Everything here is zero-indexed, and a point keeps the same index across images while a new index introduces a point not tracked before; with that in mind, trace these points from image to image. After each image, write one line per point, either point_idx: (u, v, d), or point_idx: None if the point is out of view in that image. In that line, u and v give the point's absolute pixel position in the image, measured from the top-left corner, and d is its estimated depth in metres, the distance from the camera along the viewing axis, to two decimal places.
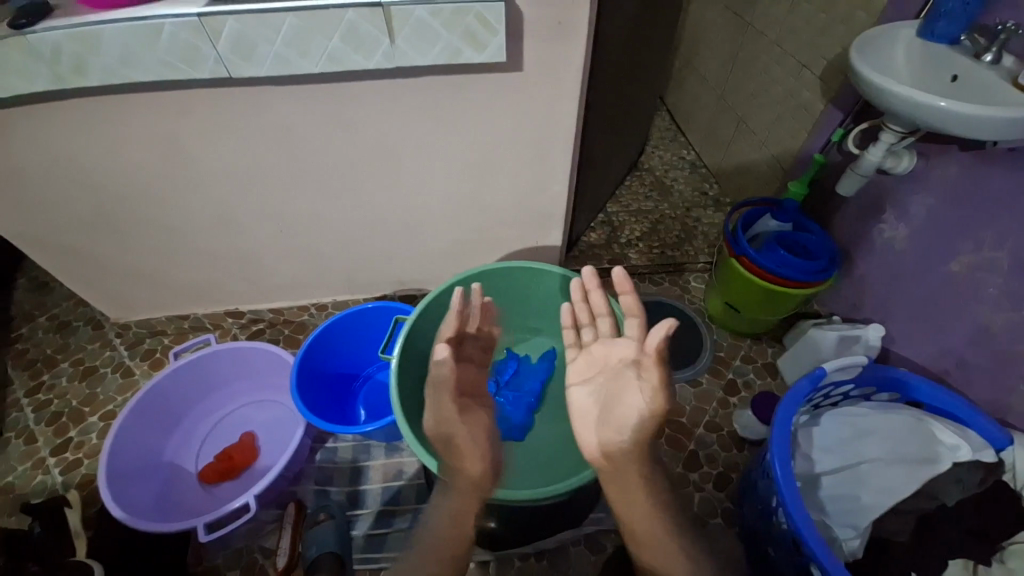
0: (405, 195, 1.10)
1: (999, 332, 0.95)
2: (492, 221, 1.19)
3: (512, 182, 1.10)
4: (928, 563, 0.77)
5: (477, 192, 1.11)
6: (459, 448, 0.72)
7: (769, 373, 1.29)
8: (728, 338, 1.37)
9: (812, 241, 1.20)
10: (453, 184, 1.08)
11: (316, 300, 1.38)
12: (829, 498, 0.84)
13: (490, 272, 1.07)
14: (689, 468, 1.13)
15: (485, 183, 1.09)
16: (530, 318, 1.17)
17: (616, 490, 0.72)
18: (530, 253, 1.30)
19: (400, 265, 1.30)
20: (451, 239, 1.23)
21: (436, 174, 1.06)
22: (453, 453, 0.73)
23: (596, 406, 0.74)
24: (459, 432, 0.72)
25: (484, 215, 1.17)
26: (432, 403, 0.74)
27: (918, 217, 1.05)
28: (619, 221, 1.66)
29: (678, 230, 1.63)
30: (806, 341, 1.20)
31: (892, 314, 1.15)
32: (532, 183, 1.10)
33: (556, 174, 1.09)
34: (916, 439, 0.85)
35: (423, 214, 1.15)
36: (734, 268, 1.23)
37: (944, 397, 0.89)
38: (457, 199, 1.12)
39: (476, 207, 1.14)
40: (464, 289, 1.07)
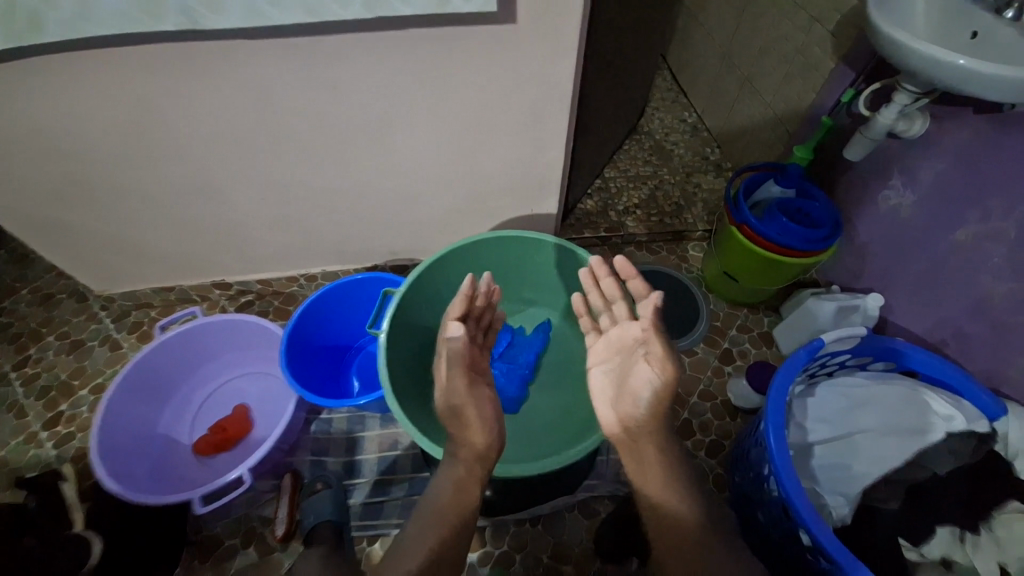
0: (394, 160, 1.05)
1: (999, 303, 0.94)
2: (485, 188, 1.15)
3: (506, 148, 1.05)
4: (917, 530, 0.77)
5: (470, 156, 1.06)
6: (467, 420, 0.78)
7: (765, 342, 1.30)
8: (723, 306, 1.37)
9: (815, 209, 1.17)
10: (445, 149, 1.03)
11: (305, 271, 1.35)
12: (822, 468, 0.82)
13: (482, 242, 1.04)
14: (683, 436, 1.15)
15: (477, 147, 1.04)
16: (526, 289, 1.15)
17: (631, 461, 0.75)
18: (525, 222, 1.27)
19: (391, 235, 1.27)
20: (441, 207, 1.19)
21: (425, 137, 1.00)
22: (460, 427, 0.78)
23: (612, 384, 0.79)
24: (467, 405, 0.78)
25: (477, 180, 1.12)
26: (444, 376, 0.80)
27: (925, 183, 1.02)
28: (617, 187, 1.62)
29: (677, 196, 1.59)
30: (802, 311, 1.19)
31: (891, 282, 1.14)
32: (527, 146, 1.05)
33: (551, 139, 1.05)
34: (911, 410, 0.84)
35: (412, 180, 1.10)
36: (735, 235, 1.20)
37: (946, 369, 0.87)
38: (448, 164, 1.07)
39: (467, 173, 1.10)
40: (456, 260, 1.04)
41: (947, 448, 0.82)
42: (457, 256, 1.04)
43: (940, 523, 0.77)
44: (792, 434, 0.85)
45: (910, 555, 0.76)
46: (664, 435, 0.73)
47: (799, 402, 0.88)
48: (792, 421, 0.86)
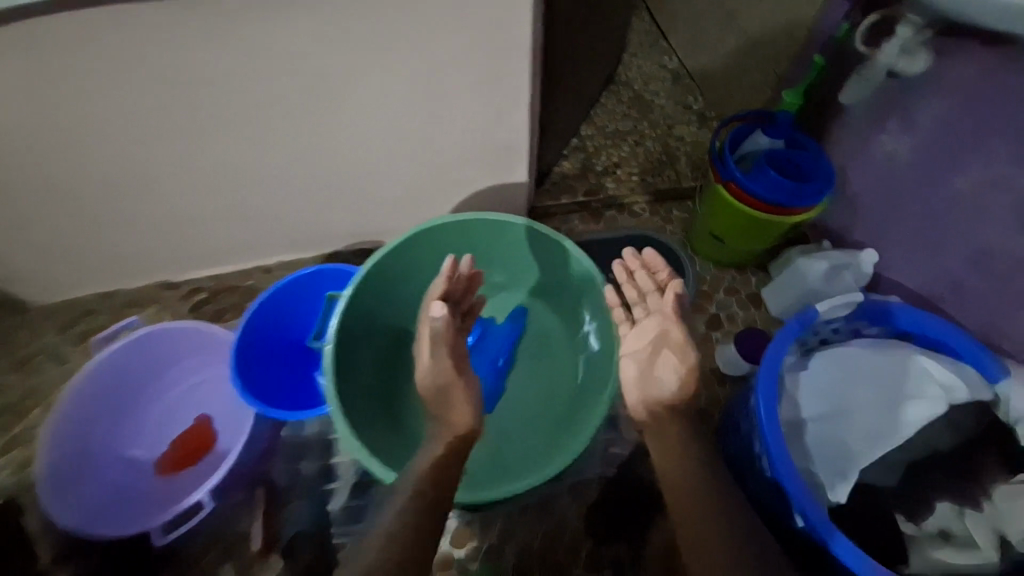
0: (339, 133, 0.93)
1: (1000, 255, 0.88)
2: (445, 160, 1.03)
3: (465, 112, 0.94)
4: (918, 507, 0.75)
5: (425, 124, 0.94)
6: (452, 399, 0.81)
7: (753, 304, 1.23)
8: (711, 269, 1.30)
9: (806, 160, 1.08)
10: (396, 117, 0.92)
11: (261, 263, 1.24)
12: (816, 444, 0.78)
13: (440, 228, 0.94)
14: None
15: (432, 113, 0.92)
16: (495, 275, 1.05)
17: (657, 443, 0.82)
18: (494, 193, 1.16)
19: (348, 218, 1.15)
20: (399, 184, 1.07)
21: (372, 105, 0.89)
22: (445, 406, 0.81)
23: (641, 371, 0.87)
24: (453, 384, 0.82)
25: (436, 152, 1.01)
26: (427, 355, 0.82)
27: (924, 127, 0.93)
28: (594, 145, 1.50)
29: (659, 152, 1.48)
30: (792, 270, 1.13)
31: (884, 236, 1.07)
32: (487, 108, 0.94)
33: (513, 98, 0.94)
34: (908, 380, 0.80)
35: (362, 155, 0.98)
36: (719, 195, 1.12)
37: (947, 332, 0.83)
38: (401, 135, 0.95)
39: (423, 145, 0.99)
40: (414, 250, 0.95)
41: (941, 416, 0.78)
42: (414, 247, 0.94)
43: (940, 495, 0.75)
44: (784, 407, 0.80)
45: (907, 528, 0.74)
46: (688, 417, 0.83)
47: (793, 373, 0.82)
48: (784, 395, 0.81)
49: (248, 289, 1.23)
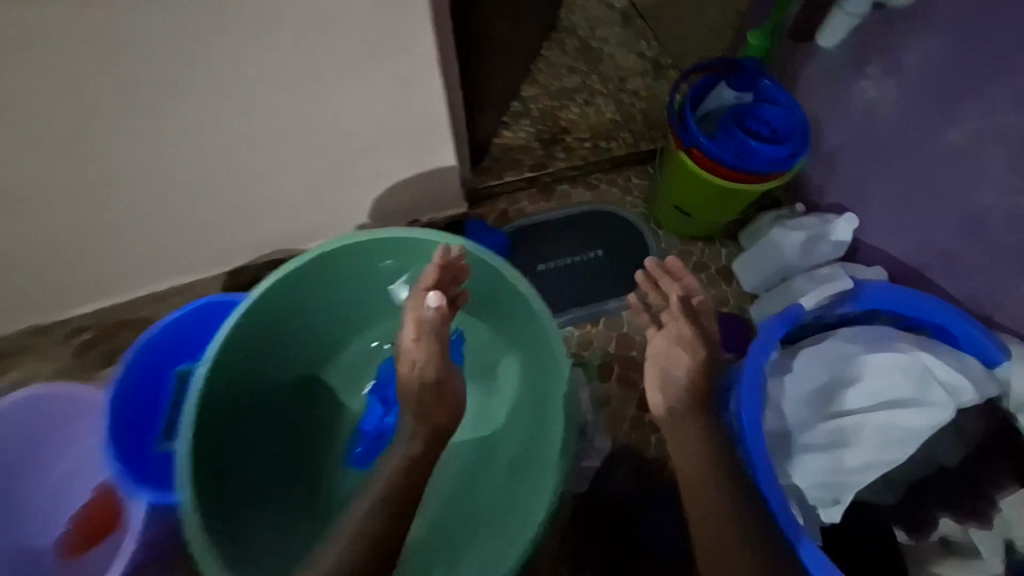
0: (213, 123, 0.74)
1: (997, 217, 0.78)
2: (359, 142, 0.85)
3: (373, 80, 0.76)
4: (920, 518, 0.73)
5: (324, 100, 0.76)
6: (445, 393, 0.77)
7: (724, 279, 1.12)
8: (677, 244, 1.17)
9: (777, 116, 0.93)
10: (284, 95, 0.73)
11: (153, 290, 1.03)
12: (810, 466, 0.70)
13: (332, 251, 0.76)
14: (644, 410, 1.02)
15: (331, 85, 0.74)
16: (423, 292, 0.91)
17: (676, 440, 0.75)
18: (426, 177, 0.99)
19: (251, 227, 0.95)
20: (307, 178, 0.89)
21: (248, 84, 0.69)
22: (433, 399, 0.76)
23: (660, 374, 0.78)
24: (444, 378, 0.77)
25: (345, 134, 0.83)
26: (414, 347, 0.76)
27: (912, 69, 0.81)
28: (539, 108, 1.31)
29: (613, 111, 1.30)
30: (767, 243, 1.01)
31: (864, 198, 0.95)
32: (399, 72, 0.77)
33: (429, 59, 0.77)
34: (909, 381, 0.71)
35: (252, 146, 0.79)
36: (682, 164, 0.97)
37: (949, 315, 0.76)
38: (296, 116, 0.77)
39: (327, 126, 0.81)
40: (304, 280, 0.78)
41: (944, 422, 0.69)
42: (304, 274, 0.77)
43: (937, 508, 0.72)
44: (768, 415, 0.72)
45: (902, 538, 0.72)
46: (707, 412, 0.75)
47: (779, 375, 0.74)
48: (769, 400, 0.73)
49: (147, 321, 1.03)
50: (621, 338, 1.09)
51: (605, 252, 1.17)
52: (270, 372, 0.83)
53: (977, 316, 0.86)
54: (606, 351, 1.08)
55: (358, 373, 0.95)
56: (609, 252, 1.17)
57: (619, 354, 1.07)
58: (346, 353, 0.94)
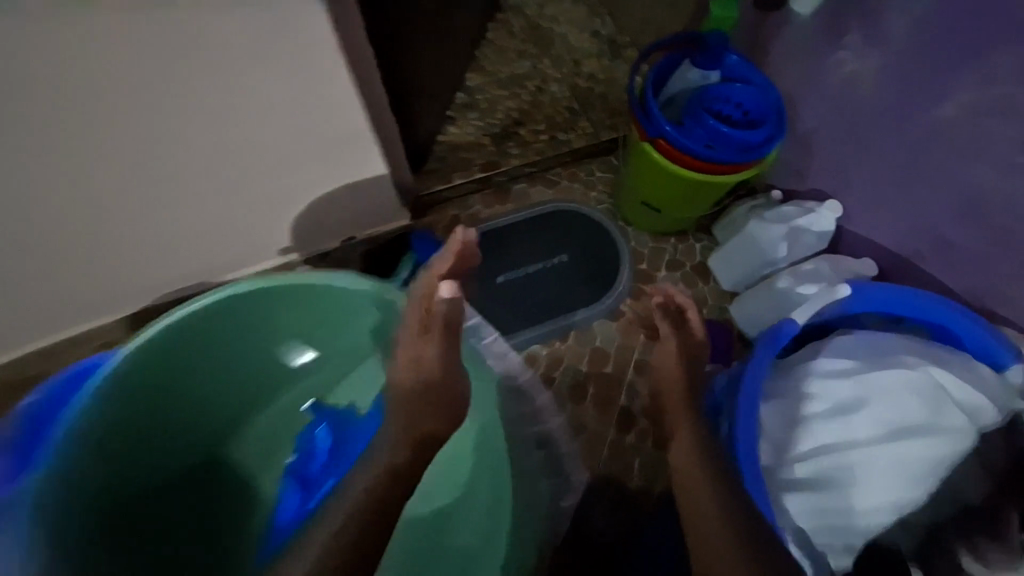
0: (71, 142, 0.60)
1: (996, 199, 0.70)
2: (272, 152, 0.74)
3: (268, 81, 0.63)
4: (942, 557, 0.64)
5: (209, 107, 0.63)
6: (438, 394, 0.70)
7: (701, 277, 1.03)
8: (649, 241, 1.06)
9: (749, 97, 0.83)
10: (155, 103, 0.60)
11: (51, 340, 0.89)
12: (823, 504, 0.67)
13: (237, 300, 0.67)
14: (624, 432, 0.93)
15: (218, 90, 0.61)
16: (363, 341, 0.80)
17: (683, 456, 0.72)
18: (360, 186, 0.88)
19: (167, 256, 0.84)
20: (221, 196, 0.77)
21: (98, 94, 0.55)
22: (428, 400, 0.69)
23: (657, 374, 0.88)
24: (441, 379, 0.70)
25: (251, 143, 0.71)
26: (416, 339, 0.71)
27: (895, 36, 0.71)
28: (487, 99, 1.17)
29: (568, 97, 1.18)
30: (745, 238, 0.91)
31: (846, 183, 0.87)
32: (299, 67, 0.63)
33: (332, 48, 0.63)
34: (921, 405, 0.68)
35: (136, 166, 0.67)
36: (649, 158, 0.86)
37: (960, 321, 0.71)
38: (180, 129, 0.64)
39: (225, 137, 0.68)
40: (204, 327, 0.68)
41: (966, 449, 0.67)
42: (209, 322, 0.68)
43: (956, 539, 0.65)
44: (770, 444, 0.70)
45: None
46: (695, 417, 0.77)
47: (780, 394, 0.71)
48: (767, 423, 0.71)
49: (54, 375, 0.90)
50: (594, 352, 0.99)
51: (569, 257, 1.04)
52: (177, 422, 0.73)
53: (975, 307, 0.79)
54: (578, 369, 0.98)
55: (286, 430, 0.83)
56: (574, 257, 1.05)
57: (593, 371, 0.98)
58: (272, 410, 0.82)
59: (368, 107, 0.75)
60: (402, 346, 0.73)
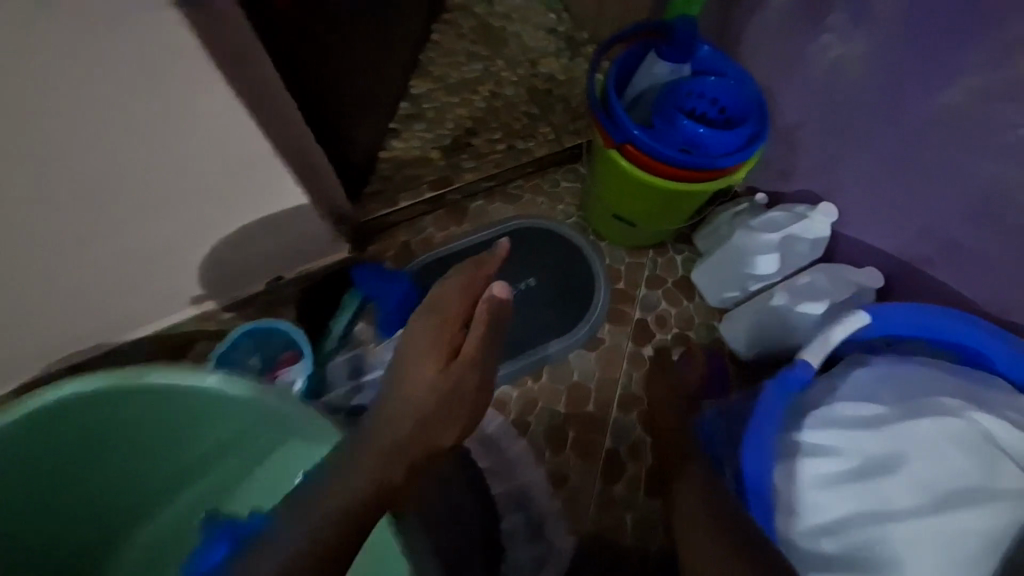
0: None
1: (1013, 197, 0.60)
2: (162, 188, 0.62)
3: (125, 103, 0.50)
4: None
5: (57, 141, 0.51)
6: (443, 418, 0.55)
7: (686, 294, 0.92)
8: (625, 256, 0.95)
9: (726, 91, 0.72)
10: None
11: None
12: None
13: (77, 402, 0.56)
14: (611, 481, 0.83)
15: (57, 116, 0.49)
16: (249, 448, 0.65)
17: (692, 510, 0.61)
18: (283, 218, 0.75)
19: (53, 310, 0.71)
20: (110, 241, 0.65)
21: None
22: (427, 428, 0.54)
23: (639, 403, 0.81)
24: (446, 398, 0.55)
25: (128, 179, 0.59)
26: (438, 342, 0.57)
27: (884, 14, 0.62)
28: (434, 107, 1.04)
29: (525, 102, 1.06)
30: (733, 248, 0.80)
31: (838, 183, 0.77)
32: (159, 82, 0.50)
33: (199, 56, 0.50)
34: (965, 464, 0.60)
35: None
36: (615, 165, 0.74)
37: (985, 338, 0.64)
38: (25, 169, 0.52)
39: (89, 173, 0.56)
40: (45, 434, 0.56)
41: None
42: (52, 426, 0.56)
43: None
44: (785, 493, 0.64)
45: None
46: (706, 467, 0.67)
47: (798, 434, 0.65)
48: (782, 480, 0.64)
49: None
50: (572, 388, 0.87)
51: (537, 280, 0.92)
52: (23, 537, 0.61)
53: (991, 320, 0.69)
54: (555, 409, 0.86)
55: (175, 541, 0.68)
56: (543, 280, 0.92)
57: (572, 411, 0.86)
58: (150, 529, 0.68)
59: (272, 127, 0.61)
60: (415, 353, 0.57)
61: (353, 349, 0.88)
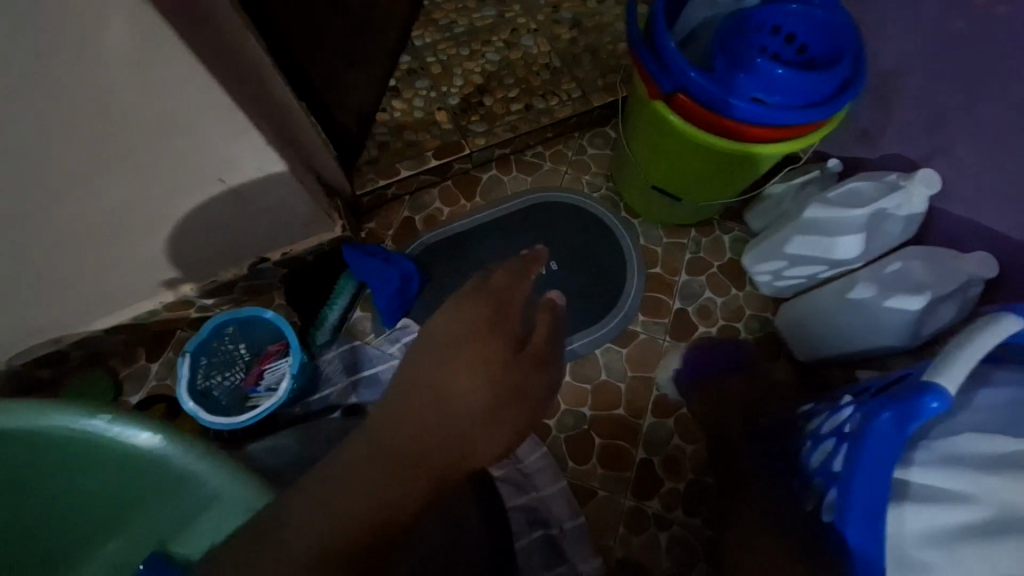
0: None
1: None
2: (94, 161, 0.48)
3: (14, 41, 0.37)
4: None
5: None
6: (483, 431, 0.40)
7: (734, 280, 0.79)
8: (663, 237, 0.82)
9: (805, 24, 0.57)
10: None
11: None
12: None
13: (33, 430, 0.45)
14: (643, 497, 0.72)
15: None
16: (148, 521, 0.50)
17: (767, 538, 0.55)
18: (259, 196, 0.61)
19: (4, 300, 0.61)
20: (35, 228, 0.52)
21: None
22: (457, 439, 0.39)
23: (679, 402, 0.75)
24: (483, 405, 0.40)
25: (53, 158, 0.45)
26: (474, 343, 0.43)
27: None
28: (441, 59, 0.89)
29: (547, 52, 0.90)
30: (800, 225, 0.66)
31: (943, 147, 0.61)
32: (59, 16, 0.35)
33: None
34: None
35: None
36: (663, 125, 0.61)
37: None
38: None
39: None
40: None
41: None
42: None
43: None
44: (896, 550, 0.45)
45: None
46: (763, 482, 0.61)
47: (917, 471, 0.46)
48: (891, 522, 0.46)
49: None
50: (599, 390, 0.76)
51: (559, 265, 0.80)
52: None
53: None
54: (580, 413, 0.75)
55: None
56: (566, 265, 0.80)
57: (601, 418, 0.74)
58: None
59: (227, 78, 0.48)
60: (451, 350, 0.43)
61: (347, 342, 0.78)
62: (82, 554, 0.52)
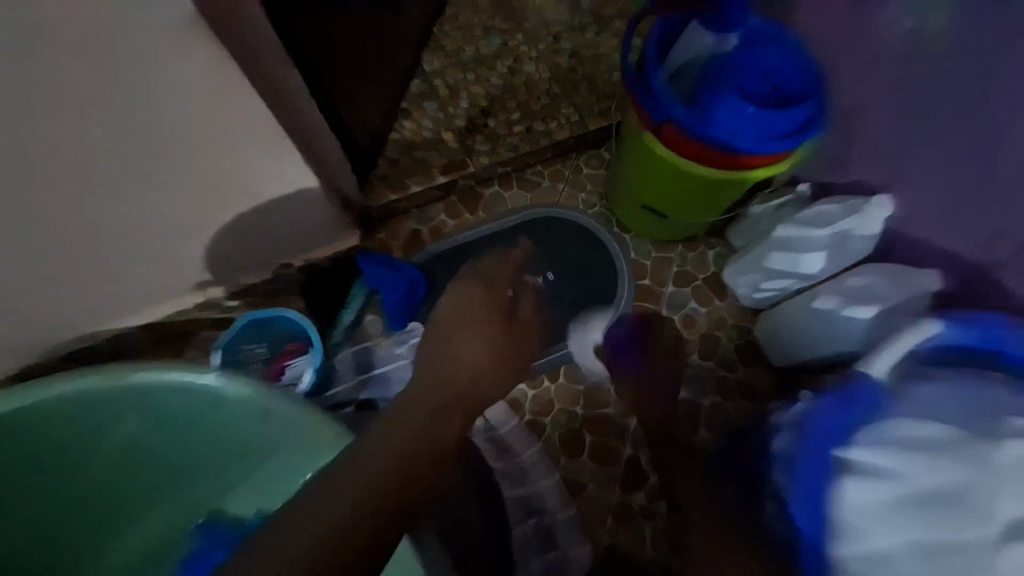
0: None
1: None
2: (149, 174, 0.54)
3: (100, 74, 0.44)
4: None
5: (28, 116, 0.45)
6: (486, 369, 0.56)
7: (717, 292, 0.86)
8: (652, 251, 0.89)
9: (777, 67, 0.64)
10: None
11: None
12: None
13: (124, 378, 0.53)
14: (630, 490, 0.77)
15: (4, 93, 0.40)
16: (218, 459, 0.62)
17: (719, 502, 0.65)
18: (287, 207, 0.68)
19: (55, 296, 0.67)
20: (89, 232, 0.58)
21: None
22: (468, 378, 0.54)
23: (666, 403, 0.76)
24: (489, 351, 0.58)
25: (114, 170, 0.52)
26: (478, 302, 0.61)
27: None
28: (450, 84, 0.97)
29: (547, 80, 0.98)
30: (776, 243, 0.74)
31: (900, 174, 0.69)
32: (134, 55, 0.42)
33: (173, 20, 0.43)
34: None
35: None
36: (652, 151, 0.68)
37: None
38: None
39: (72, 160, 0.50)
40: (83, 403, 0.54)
41: None
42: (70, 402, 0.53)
43: None
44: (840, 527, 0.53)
45: None
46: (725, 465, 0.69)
47: (857, 452, 0.54)
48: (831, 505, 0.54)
49: None
50: (591, 390, 0.82)
51: (556, 275, 0.86)
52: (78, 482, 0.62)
53: None
54: (573, 412, 0.81)
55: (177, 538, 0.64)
56: (562, 275, 0.87)
57: (593, 417, 0.81)
58: (115, 554, 0.63)
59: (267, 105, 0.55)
60: (458, 312, 0.60)
61: (359, 342, 0.83)
62: (158, 487, 0.63)
